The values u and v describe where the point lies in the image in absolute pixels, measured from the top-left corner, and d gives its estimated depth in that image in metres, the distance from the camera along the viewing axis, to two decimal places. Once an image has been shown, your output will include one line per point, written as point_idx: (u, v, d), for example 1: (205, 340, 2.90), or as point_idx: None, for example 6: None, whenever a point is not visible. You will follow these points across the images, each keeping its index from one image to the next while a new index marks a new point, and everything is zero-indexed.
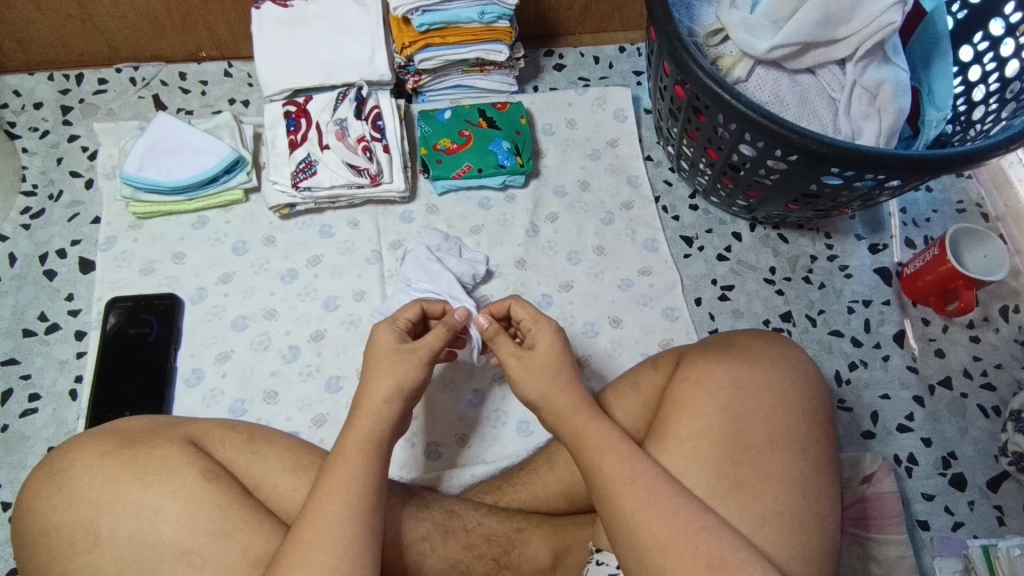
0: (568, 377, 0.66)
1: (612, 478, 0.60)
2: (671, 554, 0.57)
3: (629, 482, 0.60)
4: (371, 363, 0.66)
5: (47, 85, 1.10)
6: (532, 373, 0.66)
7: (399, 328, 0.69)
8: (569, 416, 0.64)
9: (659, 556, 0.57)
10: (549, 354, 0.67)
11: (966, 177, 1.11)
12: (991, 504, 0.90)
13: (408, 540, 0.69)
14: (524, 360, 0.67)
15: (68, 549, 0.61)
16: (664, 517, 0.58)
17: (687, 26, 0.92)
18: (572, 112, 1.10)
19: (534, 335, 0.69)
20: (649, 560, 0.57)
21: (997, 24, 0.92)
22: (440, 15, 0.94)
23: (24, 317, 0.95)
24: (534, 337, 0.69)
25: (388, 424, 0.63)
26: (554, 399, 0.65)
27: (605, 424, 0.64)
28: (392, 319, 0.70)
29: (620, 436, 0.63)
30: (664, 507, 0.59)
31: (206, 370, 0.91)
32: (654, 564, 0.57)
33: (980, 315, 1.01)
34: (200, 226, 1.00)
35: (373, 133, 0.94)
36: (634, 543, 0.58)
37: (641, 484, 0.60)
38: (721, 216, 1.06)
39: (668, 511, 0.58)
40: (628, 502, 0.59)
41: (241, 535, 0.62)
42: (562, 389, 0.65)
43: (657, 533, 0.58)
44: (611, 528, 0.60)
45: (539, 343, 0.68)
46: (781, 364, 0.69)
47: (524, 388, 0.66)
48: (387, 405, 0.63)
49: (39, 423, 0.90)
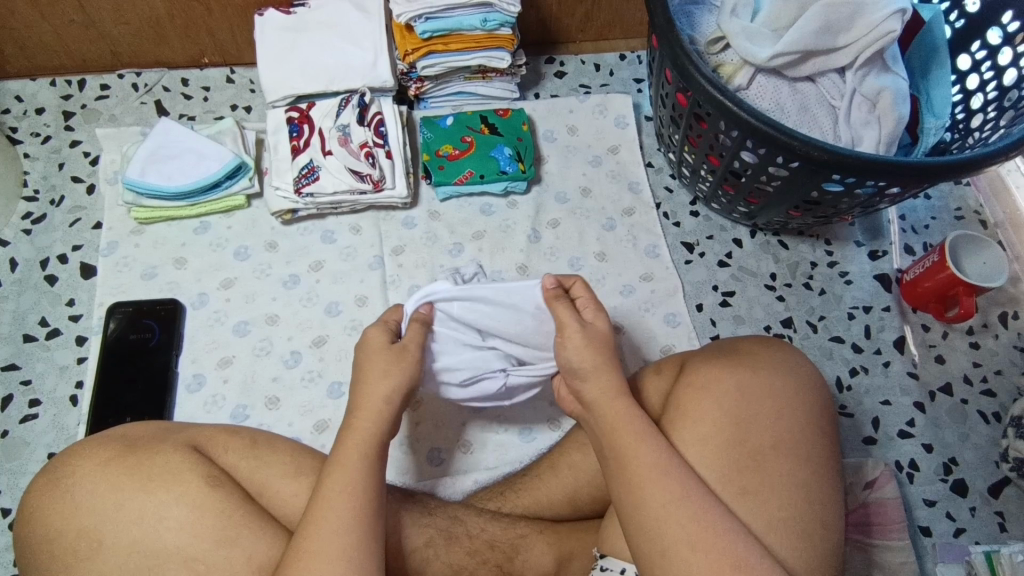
0: (613, 361, 0.68)
1: (632, 476, 0.61)
2: (697, 551, 0.57)
3: (655, 476, 0.60)
4: (368, 361, 0.68)
5: (49, 91, 1.10)
6: (588, 345, 0.68)
7: (383, 326, 0.71)
8: (602, 403, 0.66)
9: (683, 553, 0.57)
10: (603, 332, 0.70)
11: (965, 184, 1.12)
12: (993, 511, 0.90)
13: (410, 546, 0.69)
14: (588, 331, 0.69)
15: (71, 557, 0.61)
16: (689, 514, 0.58)
17: (687, 34, 0.93)
18: (574, 118, 1.10)
19: (591, 318, 0.71)
20: (673, 555, 0.57)
21: (994, 32, 0.93)
22: (443, 23, 0.94)
23: (25, 323, 0.95)
24: (592, 319, 0.71)
25: (387, 427, 0.64)
26: (595, 377, 0.67)
27: (631, 417, 0.64)
28: (384, 321, 0.72)
29: (646, 428, 0.63)
30: (689, 504, 0.59)
31: (208, 375, 0.91)
32: (677, 560, 0.57)
33: (980, 322, 1.02)
34: (202, 232, 1.00)
35: (375, 139, 0.95)
36: (656, 541, 0.58)
37: (670, 478, 0.60)
38: (722, 222, 1.06)
39: (693, 508, 0.59)
40: (654, 496, 0.59)
41: (244, 542, 0.62)
42: (600, 369, 0.67)
43: (678, 530, 0.58)
44: (633, 523, 0.60)
45: (595, 323, 0.71)
46: (784, 369, 0.69)
47: (568, 365, 0.69)
48: (386, 405, 0.64)
49: (39, 429, 0.89)
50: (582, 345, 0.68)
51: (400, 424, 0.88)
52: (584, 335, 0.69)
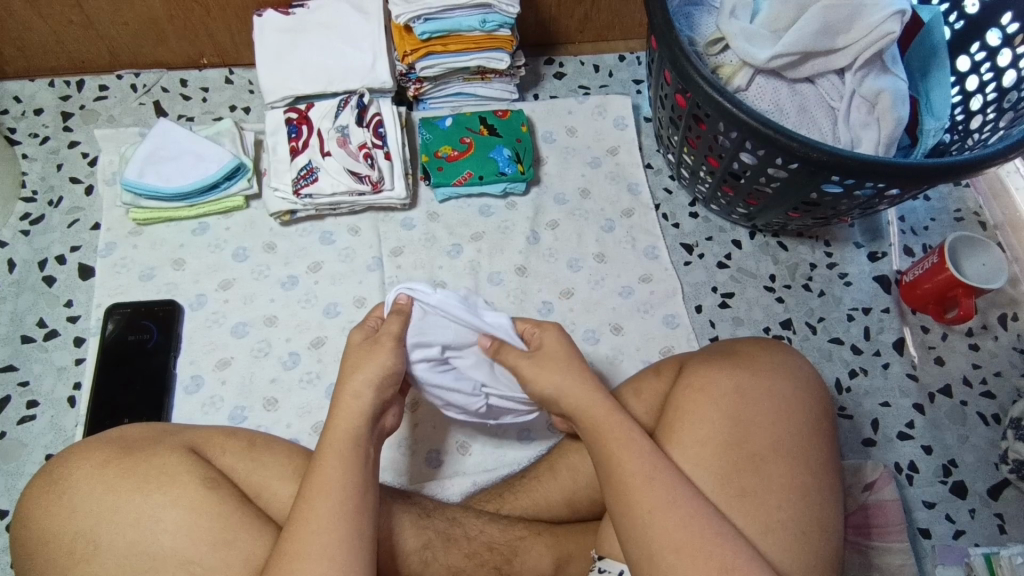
0: (576, 373, 0.67)
1: (628, 477, 0.61)
2: (685, 555, 0.57)
3: (646, 480, 0.60)
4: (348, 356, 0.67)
5: (48, 91, 1.10)
6: (544, 369, 0.68)
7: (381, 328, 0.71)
8: (592, 408, 0.65)
9: (672, 557, 0.57)
10: (554, 351, 0.70)
11: (964, 186, 1.11)
12: (992, 513, 0.90)
13: (407, 549, 0.69)
14: (537, 358, 0.70)
15: (67, 559, 0.61)
16: (679, 517, 0.58)
17: (687, 34, 0.93)
18: (573, 119, 1.10)
19: (539, 339, 0.72)
20: (662, 558, 0.57)
21: (993, 34, 0.93)
22: (442, 23, 0.94)
23: (23, 324, 0.95)
24: (540, 340, 0.71)
25: (366, 426, 0.63)
26: (584, 383, 0.66)
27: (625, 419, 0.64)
28: (363, 323, 0.71)
29: (639, 432, 0.63)
30: (680, 508, 0.59)
31: (206, 377, 0.91)
32: (666, 563, 0.57)
33: (979, 323, 1.01)
34: (200, 233, 1.00)
35: (374, 140, 0.94)
36: (651, 542, 0.58)
37: (662, 481, 0.60)
38: (721, 223, 1.06)
39: (683, 512, 0.58)
40: (644, 500, 0.59)
41: (242, 544, 0.62)
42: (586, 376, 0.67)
43: (673, 532, 0.58)
44: (624, 527, 0.60)
45: (546, 342, 0.71)
46: (783, 371, 0.69)
47: (533, 392, 0.69)
48: (358, 401, 0.64)
49: (37, 430, 0.89)
50: (538, 372, 0.68)
51: (404, 409, 0.89)
52: (536, 364, 0.69)
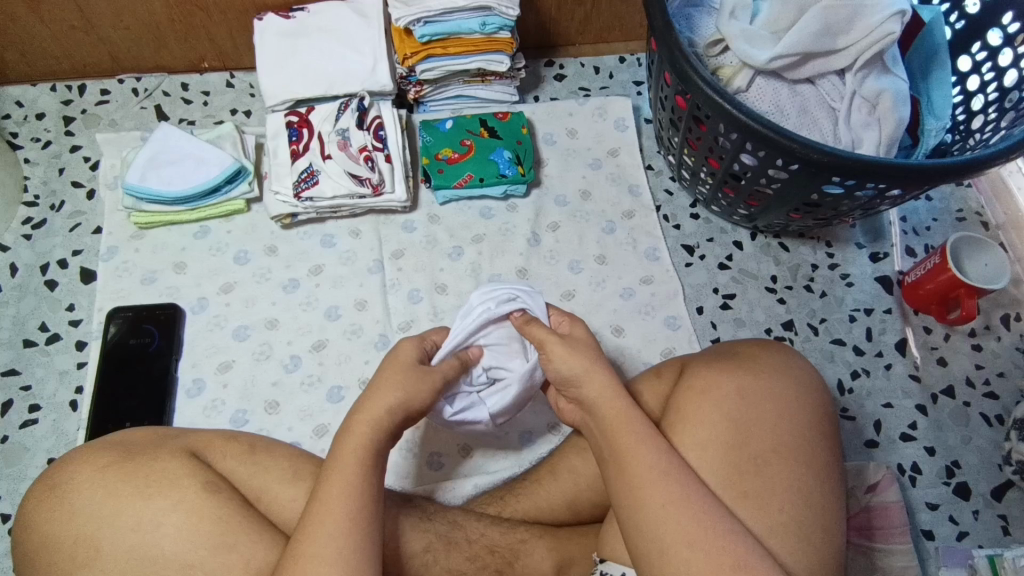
0: (603, 362, 0.68)
1: (635, 477, 0.60)
2: (696, 551, 0.57)
3: (655, 478, 0.60)
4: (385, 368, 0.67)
5: (49, 96, 1.10)
6: (572, 351, 0.68)
7: None
8: (601, 405, 0.65)
9: (683, 553, 0.57)
10: (583, 337, 0.71)
11: (966, 186, 1.11)
12: (996, 513, 0.90)
13: (409, 551, 0.68)
14: (568, 340, 0.70)
15: (68, 564, 0.61)
16: (690, 515, 0.58)
17: (687, 36, 0.93)
18: (573, 121, 1.10)
19: (568, 329, 0.73)
20: (672, 555, 0.57)
21: (995, 33, 0.93)
22: (442, 26, 0.94)
23: (25, 328, 0.95)
24: (570, 330, 0.73)
25: (383, 431, 0.63)
26: (588, 380, 0.66)
27: (632, 417, 0.64)
28: (422, 340, 0.72)
29: (644, 432, 0.63)
30: (690, 507, 0.58)
31: (207, 381, 0.91)
32: (677, 559, 0.57)
33: (982, 324, 1.01)
34: (201, 236, 1.00)
35: (375, 143, 0.95)
36: (658, 540, 0.58)
37: (671, 480, 0.60)
38: (722, 224, 1.06)
39: (692, 510, 0.58)
40: (651, 499, 0.59)
41: (242, 547, 0.62)
42: (593, 372, 0.66)
43: (681, 531, 0.57)
44: (633, 526, 0.59)
45: (574, 330, 0.72)
46: (784, 372, 0.69)
47: (554, 371, 0.69)
48: (380, 411, 0.63)
49: (39, 434, 0.89)
50: (565, 353, 0.68)
51: None
52: (564, 344, 0.69)
